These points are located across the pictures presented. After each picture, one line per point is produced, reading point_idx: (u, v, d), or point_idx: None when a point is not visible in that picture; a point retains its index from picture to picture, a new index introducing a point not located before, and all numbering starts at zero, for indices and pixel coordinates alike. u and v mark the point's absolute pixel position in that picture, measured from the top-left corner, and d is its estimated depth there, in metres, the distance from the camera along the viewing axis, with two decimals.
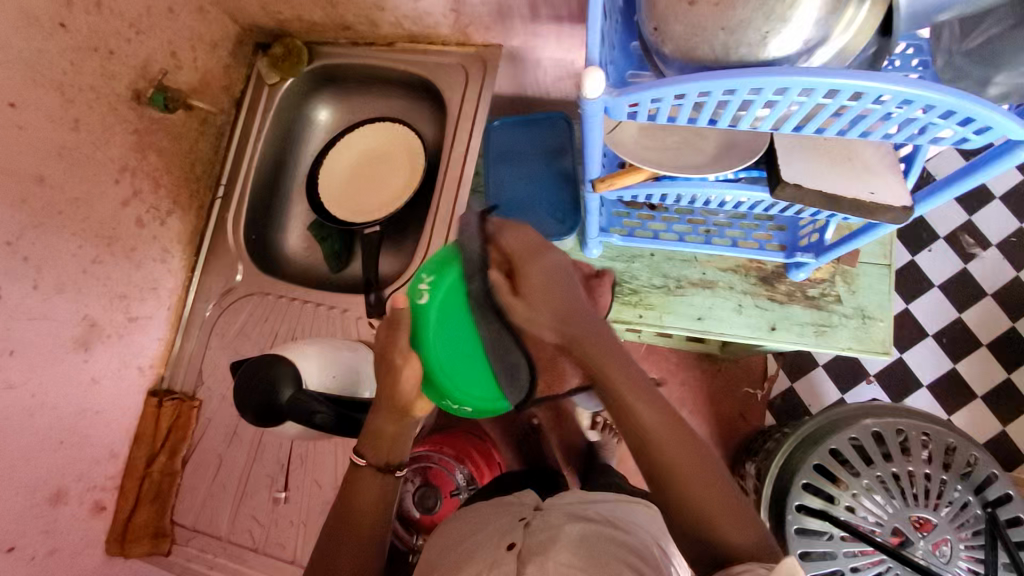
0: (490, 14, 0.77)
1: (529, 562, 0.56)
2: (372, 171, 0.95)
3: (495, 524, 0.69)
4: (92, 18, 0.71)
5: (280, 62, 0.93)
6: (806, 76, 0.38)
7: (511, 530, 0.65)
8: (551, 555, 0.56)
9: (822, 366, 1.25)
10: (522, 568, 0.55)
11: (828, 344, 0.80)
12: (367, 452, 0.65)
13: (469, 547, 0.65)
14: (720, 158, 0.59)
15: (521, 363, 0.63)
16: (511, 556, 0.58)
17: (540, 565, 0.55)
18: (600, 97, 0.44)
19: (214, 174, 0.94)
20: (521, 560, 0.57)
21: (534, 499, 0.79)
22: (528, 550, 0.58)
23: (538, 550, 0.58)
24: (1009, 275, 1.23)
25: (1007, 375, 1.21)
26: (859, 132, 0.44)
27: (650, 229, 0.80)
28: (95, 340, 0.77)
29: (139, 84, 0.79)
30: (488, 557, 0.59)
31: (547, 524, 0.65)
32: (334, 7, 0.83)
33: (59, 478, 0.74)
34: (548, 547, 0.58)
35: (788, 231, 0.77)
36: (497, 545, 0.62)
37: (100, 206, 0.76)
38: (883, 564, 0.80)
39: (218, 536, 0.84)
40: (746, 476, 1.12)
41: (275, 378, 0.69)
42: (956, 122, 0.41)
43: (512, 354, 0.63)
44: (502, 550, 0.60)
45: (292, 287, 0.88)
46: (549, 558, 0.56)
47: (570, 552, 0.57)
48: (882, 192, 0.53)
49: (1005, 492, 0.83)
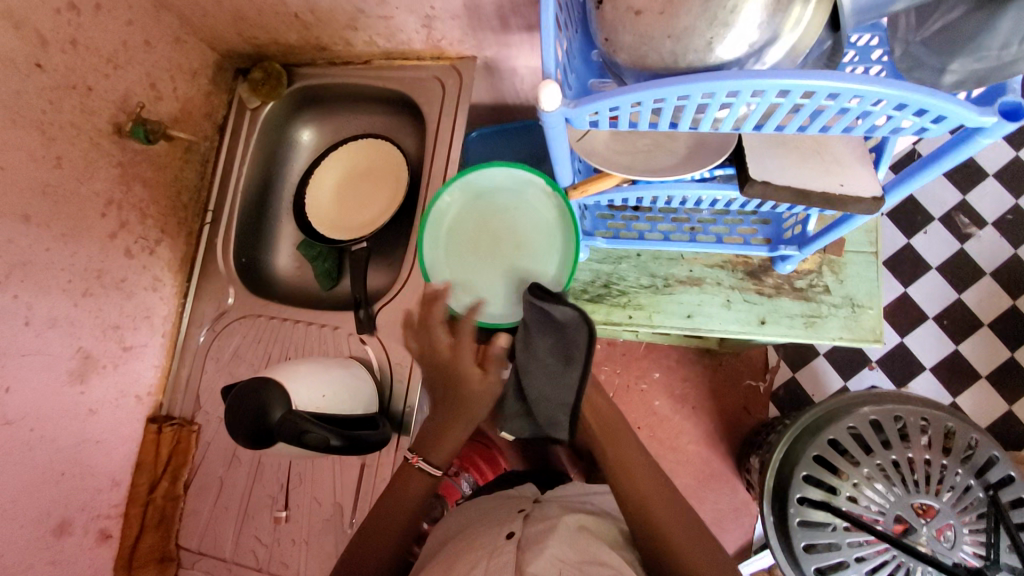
0: (461, 28, 0.78)
1: (527, 551, 0.58)
2: (357, 187, 0.96)
3: (495, 515, 0.71)
4: (68, 57, 0.72)
5: (260, 86, 0.94)
6: (754, 79, 0.38)
7: (511, 519, 0.68)
8: (547, 546, 0.58)
9: (823, 356, 1.24)
10: (520, 557, 0.57)
11: (819, 335, 0.80)
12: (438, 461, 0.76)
13: (469, 534, 0.68)
14: (691, 159, 0.59)
15: (574, 363, 0.72)
16: (510, 546, 0.60)
17: (537, 553, 0.56)
18: (558, 109, 0.44)
19: (201, 201, 0.95)
20: (519, 548, 0.59)
21: (534, 492, 0.80)
22: (527, 541, 0.60)
23: (535, 541, 0.59)
24: (1007, 253, 1.22)
25: (1010, 353, 1.20)
26: (819, 127, 0.44)
27: (635, 230, 0.80)
28: (91, 371, 0.79)
29: (120, 118, 0.80)
30: (488, 545, 0.61)
31: (545, 515, 0.67)
32: (308, 29, 0.85)
33: (62, 509, 0.75)
34: (545, 537, 0.60)
35: (772, 225, 0.77)
36: (496, 534, 0.64)
37: (87, 240, 0.77)
38: (887, 552, 0.80)
39: (223, 558, 0.85)
40: (751, 470, 1.12)
41: (263, 400, 0.69)
42: (912, 113, 0.41)
43: (562, 361, 0.72)
44: (502, 538, 0.62)
45: (282, 307, 0.89)
46: (546, 546, 0.58)
47: (565, 544, 0.58)
48: (851, 183, 0.53)
49: (1006, 473, 0.82)
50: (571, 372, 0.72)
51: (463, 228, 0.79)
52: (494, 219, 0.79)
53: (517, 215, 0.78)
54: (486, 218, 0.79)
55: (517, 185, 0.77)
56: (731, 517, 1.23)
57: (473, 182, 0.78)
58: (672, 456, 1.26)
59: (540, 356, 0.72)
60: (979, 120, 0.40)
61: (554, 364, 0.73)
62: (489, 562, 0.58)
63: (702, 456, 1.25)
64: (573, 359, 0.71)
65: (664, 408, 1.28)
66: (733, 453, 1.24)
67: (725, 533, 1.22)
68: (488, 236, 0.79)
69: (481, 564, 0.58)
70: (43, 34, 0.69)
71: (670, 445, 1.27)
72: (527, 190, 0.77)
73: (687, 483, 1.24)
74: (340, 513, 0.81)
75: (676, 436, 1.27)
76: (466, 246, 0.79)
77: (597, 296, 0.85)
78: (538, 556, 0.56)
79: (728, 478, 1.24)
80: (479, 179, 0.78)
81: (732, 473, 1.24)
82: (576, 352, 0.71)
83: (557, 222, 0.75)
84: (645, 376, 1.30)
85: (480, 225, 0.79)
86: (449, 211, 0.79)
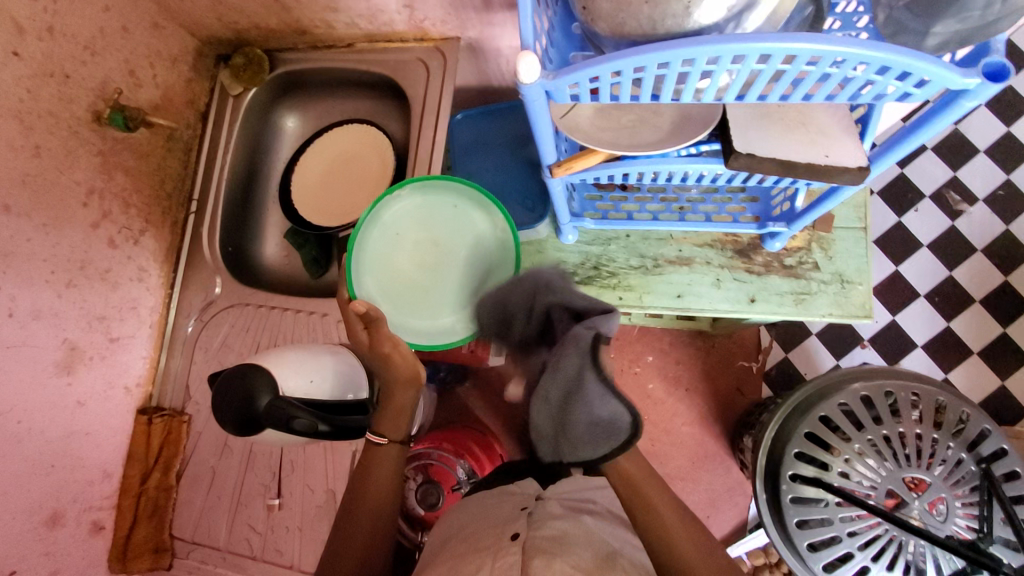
0: (443, 7, 0.77)
1: (534, 557, 0.56)
2: (342, 172, 0.96)
3: (497, 514, 0.69)
4: (44, 44, 0.71)
5: (242, 71, 0.92)
6: (732, 43, 0.37)
7: (514, 518, 0.65)
8: (559, 555, 0.55)
9: (815, 335, 1.25)
10: (526, 563, 0.55)
11: (809, 312, 0.80)
12: (387, 431, 0.72)
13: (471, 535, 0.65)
14: (676, 133, 0.58)
15: (597, 429, 0.67)
16: (515, 549, 0.57)
17: (545, 563, 0.54)
18: (537, 81, 0.43)
19: (186, 189, 0.94)
20: (525, 554, 0.56)
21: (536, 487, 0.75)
22: (533, 546, 0.58)
23: (543, 546, 0.57)
24: (999, 229, 1.22)
25: (1003, 329, 1.20)
26: (801, 95, 0.43)
27: (624, 210, 0.79)
28: (78, 363, 0.78)
29: (98, 105, 0.79)
30: (492, 548, 0.59)
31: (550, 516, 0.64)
32: (288, 12, 0.83)
33: (55, 501, 0.75)
34: (550, 543, 0.58)
35: (761, 202, 0.76)
36: (501, 535, 0.61)
37: (69, 230, 0.76)
38: (879, 526, 0.80)
39: (218, 547, 0.85)
40: (744, 450, 1.12)
41: (250, 386, 0.69)
42: (894, 78, 0.40)
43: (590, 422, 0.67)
44: (507, 540, 0.60)
45: (271, 296, 0.89)
46: (555, 557, 0.55)
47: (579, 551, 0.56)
48: (837, 154, 0.53)
49: (999, 446, 0.82)
50: (580, 430, 0.67)
51: (402, 289, 0.77)
52: (411, 261, 0.78)
53: (421, 234, 0.78)
54: (404, 259, 0.78)
55: (384, 230, 0.78)
56: (725, 497, 1.23)
57: (362, 269, 0.76)
58: (665, 438, 1.27)
59: (579, 402, 0.65)
60: (961, 82, 0.39)
61: (569, 407, 0.66)
62: (494, 567, 0.56)
63: (696, 438, 1.26)
64: (595, 432, 0.67)
65: (657, 391, 1.29)
66: (727, 434, 1.25)
67: (719, 514, 1.23)
68: (421, 271, 0.78)
69: (486, 566, 0.56)
70: (19, 22, 0.67)
71: (663, 428, 1.27)
72: (392, 221, 0.78)
73: (680, 465, 1.25)
74: (333, 499, 0.82)
75: (669, 419, 1.27)
76: (419, 295, 0.77)
77: (587, 278, 0.84)
78: (545, 565, 0.54)
79: (722, 459, 1.25)
80: (360, 262, 0.76)
81: (726, 454, 1.25)
82: (608, 432, 0.67)
83: (434, 198, 0.78)
84: (638, 360, 1.30)
85: (406, 272, 0.78)
86: (379, 301, 0.76)
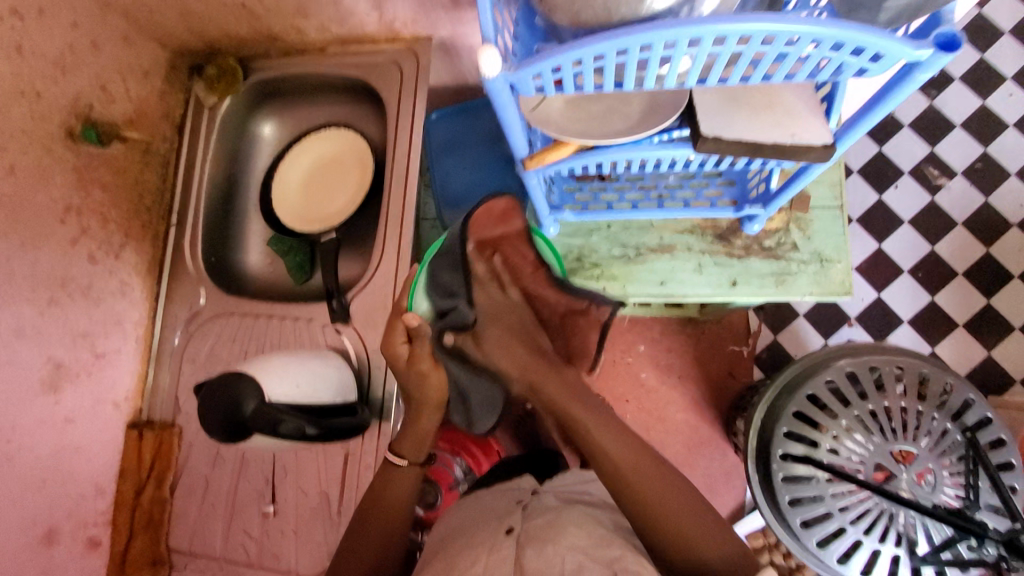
0: (412, 7, 0.77)
1: (527, 547, 0.56)
2: (323, 178, 0.96)
3: (493, 510, 0.70)
4: (14, 63, 0.71)
5: (215, 83, 0.93)
6: (687, 27, 0.38)
7: (510, 513, 0.66)
8: (551, 541, 0.56)
9: (803, 316, 1.26)
10: (520, 553, 0.56)
11: (790, 292, 0.81)
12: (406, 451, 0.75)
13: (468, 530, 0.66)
14: (645, 121, 0.58)
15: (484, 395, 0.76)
16: (509, 541, 0.58)
17: (538, 549, 0.55)
18: (499, 73, 0.44)
19: (165, 202, 0.93)
20: (519, 544, 0.57)
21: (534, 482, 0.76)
22: (526, 536, 0.59)
23: (536, 535, 0.58)
24: (978, 202, 1.24)
25: (986, 300, 1.22)
26: (762, 76, 0.44)
27: (603, 201, 0.80)
28: (64, 380, 0.78)
29: (70, 121, 0.79)
30: (488, 541, 0.60)
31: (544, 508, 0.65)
32: (258, 19, 0.83)
33: (48, 518, 0.76)
34: (543, 530, 0.59)
35: (737, 185, 0.77)
36: (496, 528, 0.62)
37: (48, 248, 0.76)
38: (870, 500, 0.81)
39: (215, 556, 0.85)
40: (738, 433, 1.13)
41: (237, 392, 0.69)
42: (849, 53, 0.41)
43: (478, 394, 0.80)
44: (502, 533, 0.61)
45: (257, 303, 0.89)
46: (548, 542, 0.56)
47: (573, 535, 0.57)
48: (804, 133, 0.53)
49: (983, 415, 0.83)
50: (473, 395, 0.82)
51: None
52: None
53: None
54: None
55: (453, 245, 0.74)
56: (722, 481, 1.25)
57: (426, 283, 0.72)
58: (660, 426, 1.28)
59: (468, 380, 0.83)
60: (915, 54, 0.40)
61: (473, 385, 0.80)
62: (488, 559, 0.57)
63: (690, 424, 1.27)
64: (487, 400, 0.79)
65: (650, 379, 1.29)
66: (721, 418, 1.26)
67: (717, 498, 1.24)
68: None
69: (481, 559, 0.57)
70: None
71: (657, 415, 1.28)
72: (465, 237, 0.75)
73: (676, 451, 1.26)
74: (327, 502, 0.82)
75: (663, 407, 1.28)
76: None
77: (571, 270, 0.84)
78: (538, 553, 0.55)
79: (716, 443, 1.26)
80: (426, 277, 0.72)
81: (721, 438, 1.26)
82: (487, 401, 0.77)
83: None
84: (630, 350, 1.31)
85: None
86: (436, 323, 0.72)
